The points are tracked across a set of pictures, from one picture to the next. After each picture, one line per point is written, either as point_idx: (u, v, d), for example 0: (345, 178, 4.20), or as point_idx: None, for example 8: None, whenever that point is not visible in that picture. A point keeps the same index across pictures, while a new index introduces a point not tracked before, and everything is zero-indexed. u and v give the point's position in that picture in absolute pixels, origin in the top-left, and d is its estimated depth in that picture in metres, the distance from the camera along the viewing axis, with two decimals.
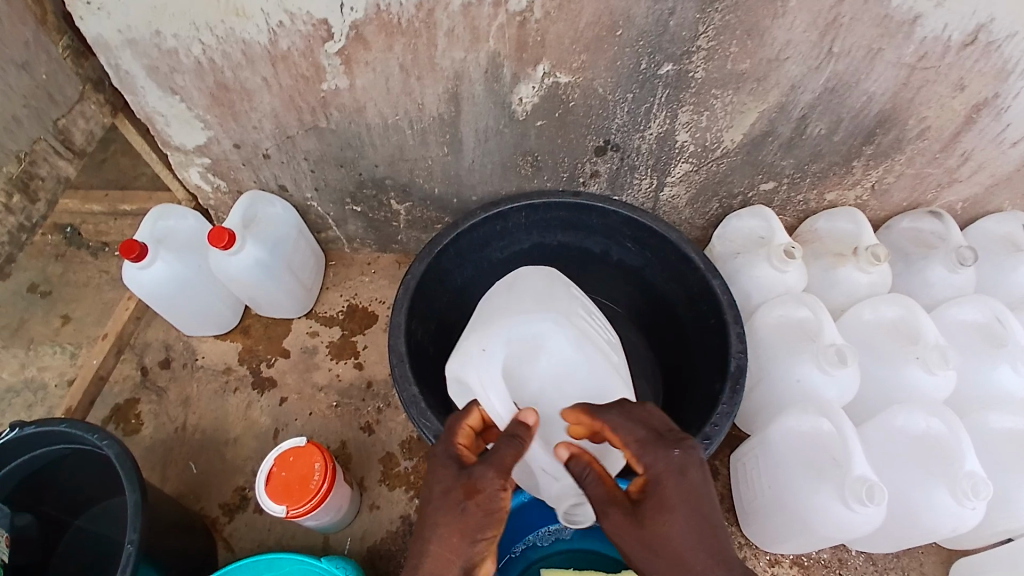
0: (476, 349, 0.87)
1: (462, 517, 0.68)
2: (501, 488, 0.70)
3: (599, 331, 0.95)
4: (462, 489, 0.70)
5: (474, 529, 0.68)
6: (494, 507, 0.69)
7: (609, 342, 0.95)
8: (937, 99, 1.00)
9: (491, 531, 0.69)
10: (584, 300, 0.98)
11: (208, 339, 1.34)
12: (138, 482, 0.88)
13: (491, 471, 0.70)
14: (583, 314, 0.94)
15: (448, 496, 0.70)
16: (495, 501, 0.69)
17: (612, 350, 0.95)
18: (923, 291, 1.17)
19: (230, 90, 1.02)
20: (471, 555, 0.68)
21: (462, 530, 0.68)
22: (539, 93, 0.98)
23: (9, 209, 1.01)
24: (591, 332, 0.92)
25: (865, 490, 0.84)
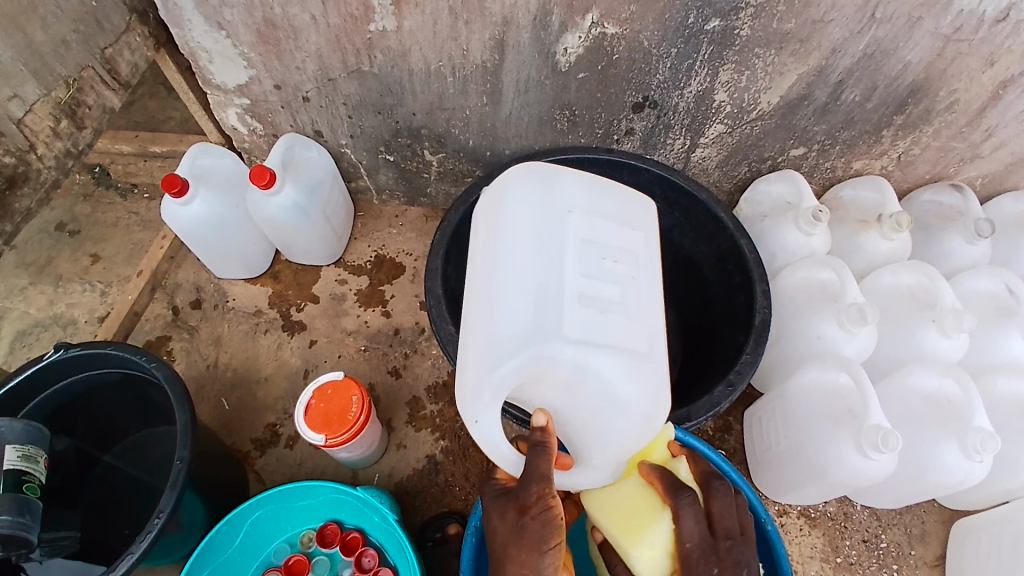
0: (468, 419, 0.74)
1: (523, 534, 0.72)
2: (548, 498, 0.72)
3: (604, 306, 0.74)
4: (516, 508, 0.74)
5: (538, 541, 0.71)
6: (547, 516, 0.71)
7: (623, 309, 0.75)
8: (968, 73, 1.02)
9: (553, 539, 0.71)
10: (580, 262, 0.76)
11: (238, 282, 1.36)
12: (189, 404, 0.91)
13: (532, 483, 0.73)
14: (581, 303, 0.73)
15: (507, 518, 0.74)
16: (547, 510, 0.72)
17: (625, 312, 0.75)
18: (941, 262, 1.21)
19: (278, 28, 1.02)
20: (543, 567, 0.70)
21: (528, 547, 0.71)
22: (585, 44, 1.00)
23: (57, 134, 1.05)
24: (601, 330, 0.73)
25: (879, 437, 0.87)
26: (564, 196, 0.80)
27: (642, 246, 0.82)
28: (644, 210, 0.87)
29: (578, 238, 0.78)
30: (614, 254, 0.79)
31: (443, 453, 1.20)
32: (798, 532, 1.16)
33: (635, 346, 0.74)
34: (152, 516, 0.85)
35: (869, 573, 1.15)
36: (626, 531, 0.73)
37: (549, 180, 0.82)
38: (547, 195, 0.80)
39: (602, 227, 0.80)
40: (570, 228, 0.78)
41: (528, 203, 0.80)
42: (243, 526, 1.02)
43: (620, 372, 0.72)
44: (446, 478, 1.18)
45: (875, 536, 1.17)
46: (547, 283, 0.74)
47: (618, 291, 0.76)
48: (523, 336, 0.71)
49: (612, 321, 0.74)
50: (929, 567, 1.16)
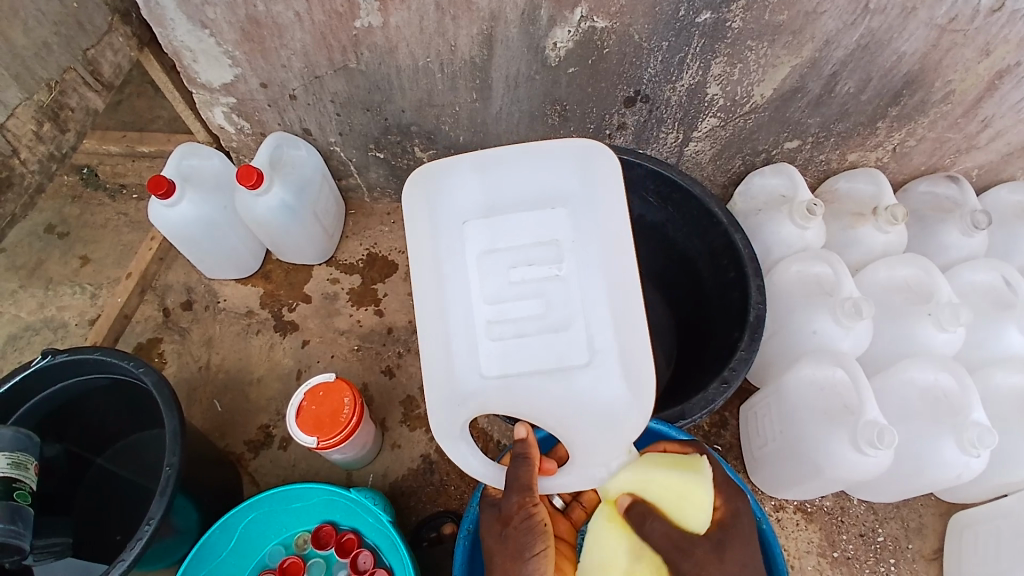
0: None
1: (507, 542, 0.75)
2: (528, 506, 0.75)
3: (519, 324, 0.72)
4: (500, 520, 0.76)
5: (521, 549, 0.74)
6: (529, 524, 0.74)
7: (545, 317, 0.72)
8: (963, 63, 1.01)
9: (537, 545, 0.74)
10: (484, 283, 0.72)
11: (229, 283, 1.35)
12: (177, 410, 0.90)
13: (513, 495, 0.75)
14: (492, 333, 0.71)
15: (494, 531, 0.78)
16: (527, 518, 0.74)
17: (551, 322, 0.72)
18: (937, 254, 1.20)
19: (262, 25, 1.00)
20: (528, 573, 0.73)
21: (514, 554, 0.74)
22: (574, 38, 0.98)
23: (39, 138, 1.03)
24: (522, 357, 0.71)
25: (875, 433, 0.87)
26: (453, 204, 0.75)
27: (559, 224, 0.74)
28: (560, 171, 0.76)
29: (478, 253, 0.73)
30: (523, 253, 0.73)
31: (438, 452, 1.20)
32: (795, 527, 1.16)
33: (566, 358, 0.71)
34: (143, 523, 0.84)
35: (866, 567, 1.15)
36: (682, 469, 0.77)
37: (433, 190, 0.76)
38: (434, 213, 0.75)
39: (504, 226, 0.74)
40: (466, 245, 0.74)
41: (417, 230, 0.76)
42: (237, 528, 1.02)
43: (553, 391, 0.71)
44: (442, 478, 1.18)
45: (872, 530, 1.17)
46: (453, 321, 0.73)
47: (536, 296, 0.72)
48: (444, 389, 0.73)
49: (531, 339, 0.71)
50: (925, 560, 1.16)
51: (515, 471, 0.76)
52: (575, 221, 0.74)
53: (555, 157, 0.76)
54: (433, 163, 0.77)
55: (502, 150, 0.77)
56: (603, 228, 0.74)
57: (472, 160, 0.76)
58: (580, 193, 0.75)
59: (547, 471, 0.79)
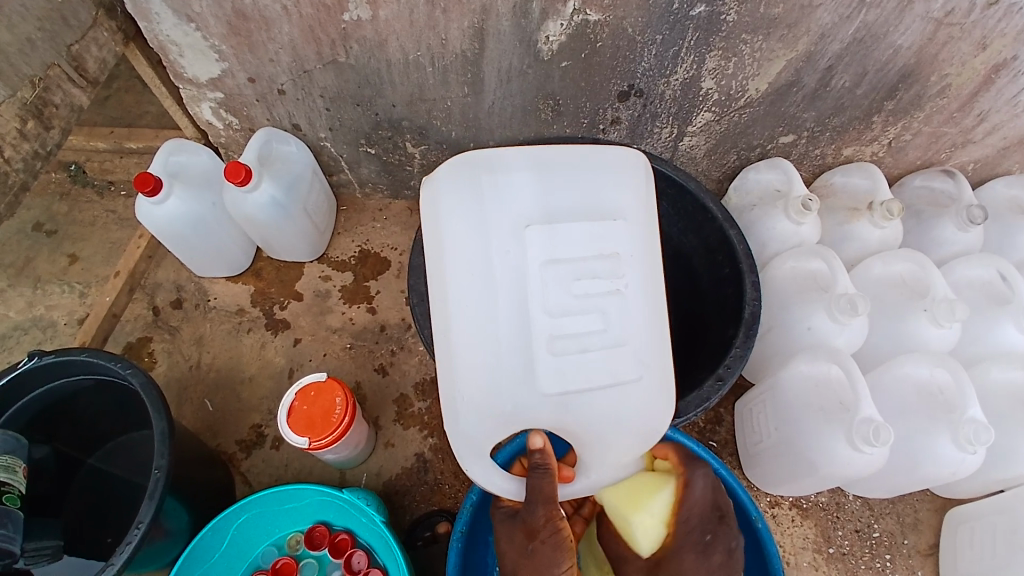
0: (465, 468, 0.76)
1: (532, 558, 0.73)
2: (553, 519, 0.74)
3: (579, 340, 0.70)
4: (523, 532, 0.75)
5: (547, 565, 0.73)
6: (556, 538, 0.73)
7: (605, 334, 0.71)
8: (959, 57, 1.00)
9: (565, 562, 0.73)
10: (546, 294, 0.69)
11: (219, 281, 1.33)
12: (165, 412, 0.89)
13: (538, 507, 0.74)
14: (553, 348, 0.69)
15: (515, 542, 0.76)
16: (553, 532, 0.73)
17: (608, 338, 0.71)
18: (932, 248, 1.19)
19: (248, 19, 0.98)
20: None
21: (540, 570, 0.73)
22: (567, 31, 0.96)
23: (23, 136, 1.00)
24: (579, 373, 0.70)
25: (871, 431, 0.87)
26: (515, 206, 0.70)
27: (620, 239, 0.73)
28: (615, 183, 0.75)
29: (540, 262, 0.70)
30: (586, 266, 0.71)
31: (432, 450, 1.19)
32: (790, 523, 1.16)
33: (622, 372, 0.72)
34: (132, 526, 0.83)
35: (861, 563, 1.15)
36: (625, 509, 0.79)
37: (493, 190, 0.70)
38: (491, 214, 0.70)
39: (563, 235, 0.71)
40: (529, 252, 0.69)
41: (469, 229, 0.70)
42: (229, 530, 1.01)
43: (608, 404, 0.72)
44: (436, 476, 1.17)
45: (868, 525, 1.17)
46: (509, 332, 0.69)
47: (595, 312, 0.71)
48: (496, 398, 0.69)
49: (591, 355, 0.71)
50: (921, 555, 1.16)
51: (537, 485, 0.74)
52: (633, 237, 0.74)
53: (607, 166, 0.75)
54: (490, 159, 0.72)
55: (560, 154, 0.74)
56: (653, 247, 0.75)
57: (531, 161, 0.72)
58: (637, 209, 0.75)
59: (566, 478, 0.79)
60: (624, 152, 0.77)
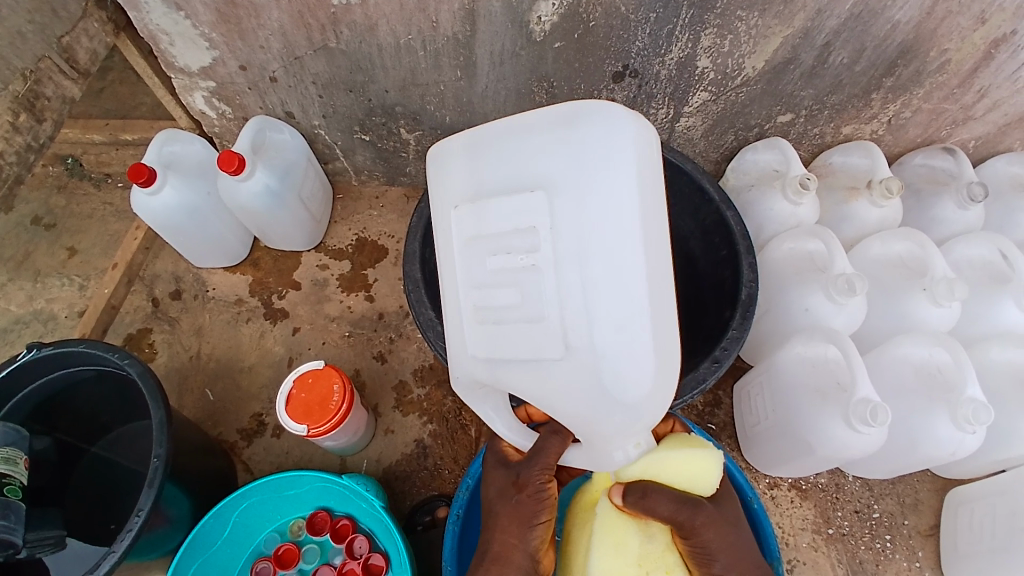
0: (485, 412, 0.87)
1: (517, 507, 0.79)
2: (546, 480, 0.80)
3: (499, 312, 0.72)
4: (513, 484, 0.81)
5: (529, 516, 0.79)
6: (542, 495, 0.79)
7: (524, 308, 0.70)
8: (959, 31, 0.98)
9: (545, 515, 0.80)
10: (469, 269, 0.74)
11: (217, 271, 1.34)
12: (163, 401, 0.89)
13: (535, 466, 0.79)
14: (477, 319, 0.74)
15: (503, 493, 0.82)
16: (542, 490, 0.80)
17: (526, 313, 0.70)
18: (933, 227, 1.18)
19: (237, 5, 0.97)
20: (530, 540, 0.79)
21: (521, 520, 0.79)
22: (559, 12, 0.95)
23: (16, 129, 1.00)
24: (500, 345, 0.73)
25: (868, 411, 0.86)
26: (449, 189, 0.76)
27: (538, 210, 0.68)
28: (544, 148, 0.70)
29: (465, 242, 0.74)
30: (502, 240, 0.71)
31: (432, 436, 1.20)
32: (789, 504, 1.16)
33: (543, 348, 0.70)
34: (132, 513, 0.84)
35: (862, 544, 1.15)
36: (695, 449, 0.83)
37: (436, 177, 0.78)
38: (439, 194, 0.78)
39: (484, 211, 0.72)
40: (456, 231, 0.75)
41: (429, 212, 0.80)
42: (231, 518, 1.01)
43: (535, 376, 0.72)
44: (435, 462, 1.18)
45: (868, 506, 1.17)
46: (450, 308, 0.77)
47: (512, 287, 0.70)
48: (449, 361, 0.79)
49: (509, 329, 0.71)
50: (921, 536, 1.17)
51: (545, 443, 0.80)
52: (555, 207, 0.68)
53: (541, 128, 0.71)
54: (435, 151, 0.79)
55: (495, 128, 0.74)
56: (584, 215, 0.67)
57: (464, 144, 0.76)
58: (567, 171, 0.68)
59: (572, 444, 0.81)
60: (562, 111, 0.71)
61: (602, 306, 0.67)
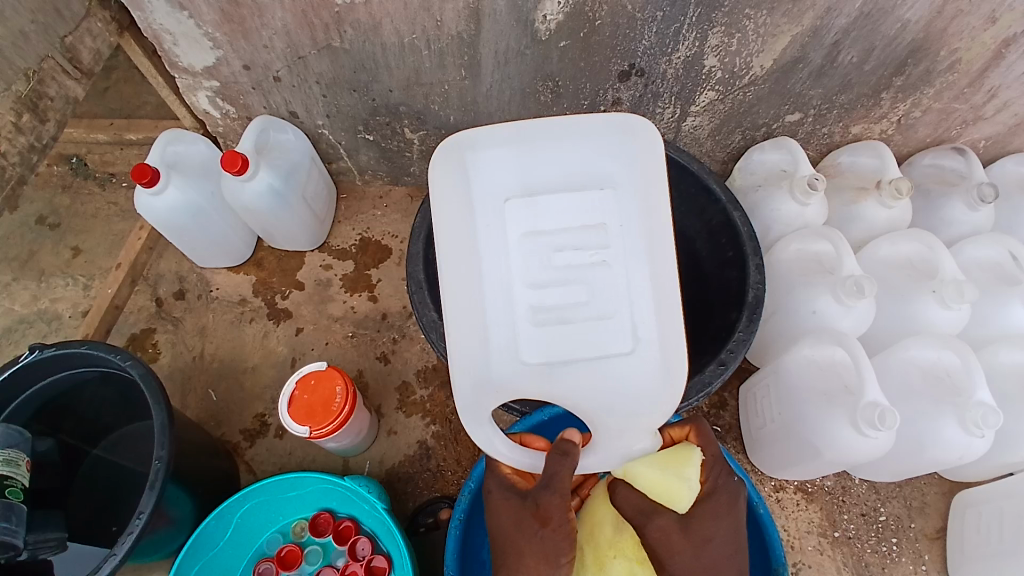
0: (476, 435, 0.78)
1: (542, 544, 0.75)
2: (567, 510, 0.76)
3: (561, 309, 0.73)
4: (534, 518, 0.76)
5: (555, 553, 0.75)
6: (566, 527, 0.76)
7: (590, 304, 0.73)
8: (970, 30, 0.96)
9: (570, 551, 0.76)
10: (529, 267, 0.73)
11: (221, 271, 1.33)
12: (165, 403, 0.89)
13: (555, 497, 0.75)
14: (537, 318, 0.72)
15: (520, 525, 0.77)
16: (565, 522, 0.76)
17: (594, 309, 0.73)
18: (942, 228, 1.17)
19: (241, 5, 0.96)
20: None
21: (547, 558, 0.75)
22: (565, 10, 0.94)
23: (19, 129, 1.00)
24: (563, 342, 0.72)
25: (877, 415, 0.85)
26: (496, 186, 0.75)
27: (603, 211, 0.75)
28: (602, 155, 0.76)
29: (523, 239, 0.74)
30: (567, 238, 0.73)
31: (435, 438, 1.19)
32: (795, 507, 1.15)
33: (610, 343, 0.73)
34: (134, 516, 0.83)
35: (867, 547, 1.14)
36: (672, 464, 0.77)
37: (473, 176, 0.75)
38: (478, 190, 0.75)
39: (545, 210, 0.74)
40: (509, 231, 0.74)
41: (457, 213, 0.75)
42: (233, 519, 1.01)
43: (597, 373, 0.73)
44: (438, 463, 1.17)
45: (874, 509, 1.16)
46: (498, 309, 0.73)
47: (579, 283, 0.73)
48: (485, 371, 0.73)
49: (576, 325, 0.73)
50: (928, 539, 1.15)
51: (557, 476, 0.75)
52: (619, 209, 0.75)
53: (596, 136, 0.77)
54: (471, 140, 0.75)
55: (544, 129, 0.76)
56: (644, 218, 0.75)
57: (513, 140, 0.75)
58: (624, 177, 0.76)
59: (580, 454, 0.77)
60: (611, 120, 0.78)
61: (661, 300, 0.74)
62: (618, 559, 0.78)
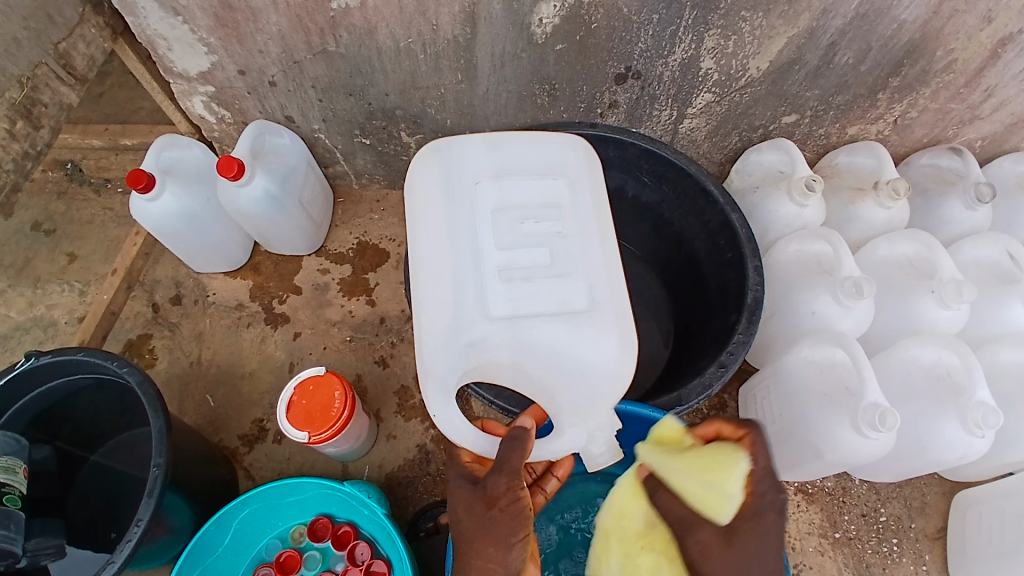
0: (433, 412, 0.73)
1: (492, 528, 0.72)
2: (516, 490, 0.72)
3: (526, 272, 0.71)
4: (483, 501, 0.73)
5: (506, 535, 0.72)
6: (516, 507, 0.72)
7: (553, 268, 0.71)
8: (966, 30, 0.97)
9: (522, 530, 0.72)
10: (494, 233, 0.71)
11: (217, 276, 1.33)
12: (162, 410, 0.89)
13: (502, 477, 0.72)
14: (503, 278, 0.70)
15: (472, 510, 0.74)
16: (514, 502, 0.72)
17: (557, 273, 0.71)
18: (939, 228, 1.17)
19: (236, 10, 0.96)
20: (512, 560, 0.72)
21: (498, 540, 0.72)
22: (561, 13, 0.94)
23: (13, 136, 0.98)
24: (530, 303, 0.70)
25: (877, 415, 0.86)
26: (468, 163, 0.74)
27: (567, 188, 0.75)
28: (563, 145, 0.78)
29: (491, 210, 0.72)
30: (532, 209, 0.73)
31: (434, 442, 1.19)
32: (795, 509, 1.15)
33: (574, 305, 0.71)
34: (132, 523, 0.83)
35: (868, 548, 1.14)
36: (703, 470, 0.69)
37: (450, 153, 0.74)
38: (450, 165, 0.74)
39: (514, 185, 0.74)
40: (478, 201, 0.72)
41: (430, 185, 0.74)
42: (231, 525, 1.01)
43: (560, 336, 0.69)
44: (438, 467, 1.17)
45: (874, 510, 1.16)
46: (464, 269, 0.70)
47: (543, 249, 0.72)
48: (448, 330, 0.69)
49: (543, 286, 0.70)
50: (929, 540, 1.16)
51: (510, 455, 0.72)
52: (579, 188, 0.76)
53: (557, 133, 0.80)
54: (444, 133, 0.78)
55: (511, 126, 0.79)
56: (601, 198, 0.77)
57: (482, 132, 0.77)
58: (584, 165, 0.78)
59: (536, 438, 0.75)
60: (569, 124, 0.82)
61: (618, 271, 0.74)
62: (646, 552, 0.73)
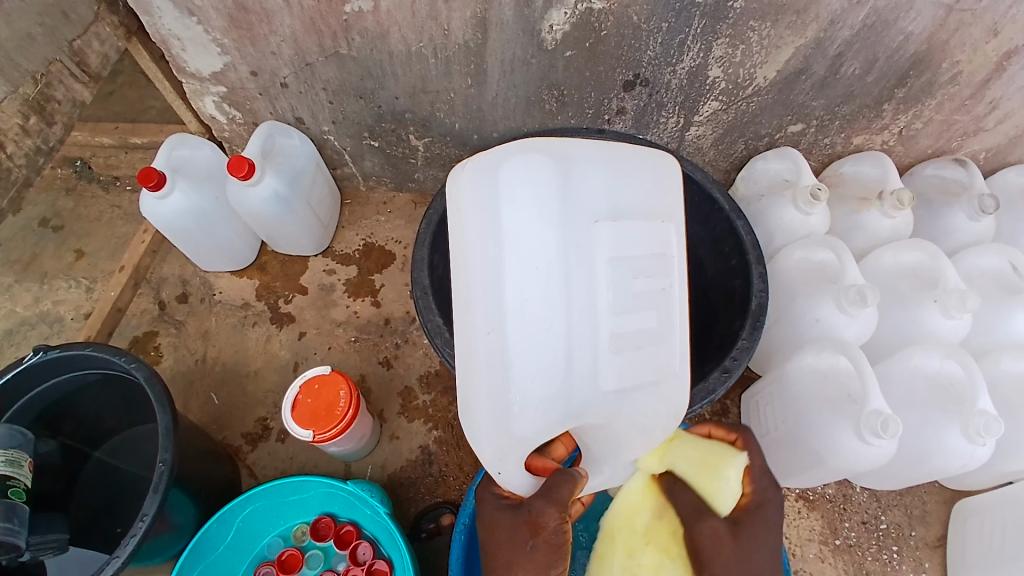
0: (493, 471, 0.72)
1: (532, 557, 0.69)
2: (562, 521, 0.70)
3: (634, 336, 0.71)
4: (526, 527, 0.70)
5: (545, 564, 0.69)
6: (559, 539, 0.70)
7: (652, 332, 0.73)
8: (971, 43, 0.98)
9: (561, 563, 0.70)
10: (610, 289, 0.70)
11: (224, 275, 1.34)
12: (169, 405, 0.89)
13: (551, 507, 0.69)
14: (612, 342, 0.70)
15: (513, 535, 0.71)
16: (558, 534, 0.70)
17: (655, 338, 0.73)
18: (943, 239, 1.18)
19: (250, 11, 0.97)
20: None
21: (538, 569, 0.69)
22: (571, 20, 0.95)
23: (26, 131, 1.01)
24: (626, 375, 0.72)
25: (880, 423, 0.86)
26: (588, 201, 0.70)
27: (668, 243, 0.76)
28: (663, 188, 0.78)
29: (608, 261, 0.70)
30: (642, 265, 0.73)
31: (437, 443, 1.19)
32: (796, 515, 1.15)
33: (664, 371, 0.75)
34: (137, 518, 0.83)
35: (868, 555, 1.14)
36: (707, 465, 0.79)
37: (570, 189, 0.69)
38: (569, 201, 0.69)
39: (627, 233, 0.72)
40: (597, 249, 0.70)
41: (551, 219, 0.67)
42: (233, 524, 1.01)
43: (648, 403, 0.75)
44: (440, 469, 1.17)
45: (875, 517, 1.16)
46: (578, 328, 0.68)
47: (649, 310, 0.73)
48: (555, 393, 0.68)
49: (643, 355, 0.73)
50: (929, 547, 1.16)
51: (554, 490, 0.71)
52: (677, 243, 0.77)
53: (657, 167, 0.78)
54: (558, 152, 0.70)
55: (622, 156, 0.75)
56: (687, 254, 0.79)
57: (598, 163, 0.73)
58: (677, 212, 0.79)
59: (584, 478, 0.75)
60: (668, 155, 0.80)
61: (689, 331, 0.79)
62: (648, 552, 0.81)
